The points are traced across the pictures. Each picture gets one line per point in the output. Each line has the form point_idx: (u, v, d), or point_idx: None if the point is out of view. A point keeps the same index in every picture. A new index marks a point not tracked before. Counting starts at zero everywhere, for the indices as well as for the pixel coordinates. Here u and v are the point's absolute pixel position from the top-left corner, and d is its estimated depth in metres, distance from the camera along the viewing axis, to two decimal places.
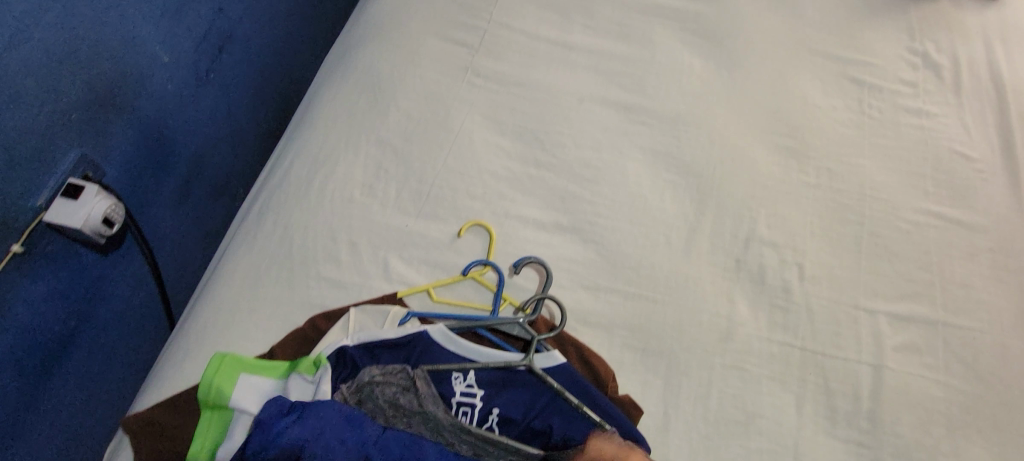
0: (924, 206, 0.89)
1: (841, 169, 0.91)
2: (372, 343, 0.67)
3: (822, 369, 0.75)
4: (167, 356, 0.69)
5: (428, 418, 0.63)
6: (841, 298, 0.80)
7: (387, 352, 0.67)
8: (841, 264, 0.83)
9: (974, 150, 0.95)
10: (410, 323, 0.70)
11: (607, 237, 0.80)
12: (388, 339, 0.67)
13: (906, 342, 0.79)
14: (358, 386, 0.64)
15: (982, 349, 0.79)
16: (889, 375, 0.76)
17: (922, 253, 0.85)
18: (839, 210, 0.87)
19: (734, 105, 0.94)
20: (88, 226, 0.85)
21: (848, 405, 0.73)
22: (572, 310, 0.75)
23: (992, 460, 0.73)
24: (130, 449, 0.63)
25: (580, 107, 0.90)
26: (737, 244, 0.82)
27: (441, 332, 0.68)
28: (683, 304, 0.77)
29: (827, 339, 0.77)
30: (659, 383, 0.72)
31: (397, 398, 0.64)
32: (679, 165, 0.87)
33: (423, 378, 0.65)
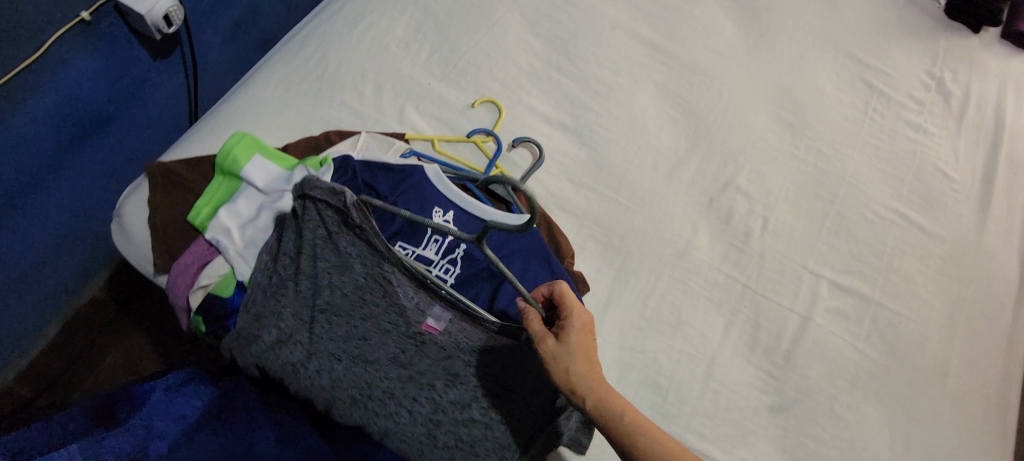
0: (895, 205, 0.96)
1: (830, 153, 0.98)
2: (374, 163, 0.75)
3: (757, 306, 0.84)
4: (194, 128, 0.77)
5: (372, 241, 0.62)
6: (793, 256, 0.88)
7: (384, 173, 0.75)
8: (803, 229, 0.90)
9: (957, 172, 1.01)
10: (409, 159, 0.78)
11: (602, 145, 0.88)
12: (387, 162, 0.75)
13: (839, 309, 0.86)
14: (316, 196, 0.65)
15: (905, 333, 0.87)
16: (813, 328, 0.84)
17: (878, 241, 0.92)
18: (816, 186, 0.94)
19: (751, 71, 1.00)
20: (151, 16, 0.93)
21: (769, 339, 0.82)
22: (553, 194, 0.83)
23: (881, 420, 0.81)
24: (148, 191, 0.71)
25: (610, 32, 0.97)
26: (715, 185, 0.90)
27: (434, 171, 0.76)
28: (651, 218, 0.85)
29: (768, 284, 0.85)
30: (610, 274, 0.81)
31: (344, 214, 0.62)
32: (684, 107, 0.94)
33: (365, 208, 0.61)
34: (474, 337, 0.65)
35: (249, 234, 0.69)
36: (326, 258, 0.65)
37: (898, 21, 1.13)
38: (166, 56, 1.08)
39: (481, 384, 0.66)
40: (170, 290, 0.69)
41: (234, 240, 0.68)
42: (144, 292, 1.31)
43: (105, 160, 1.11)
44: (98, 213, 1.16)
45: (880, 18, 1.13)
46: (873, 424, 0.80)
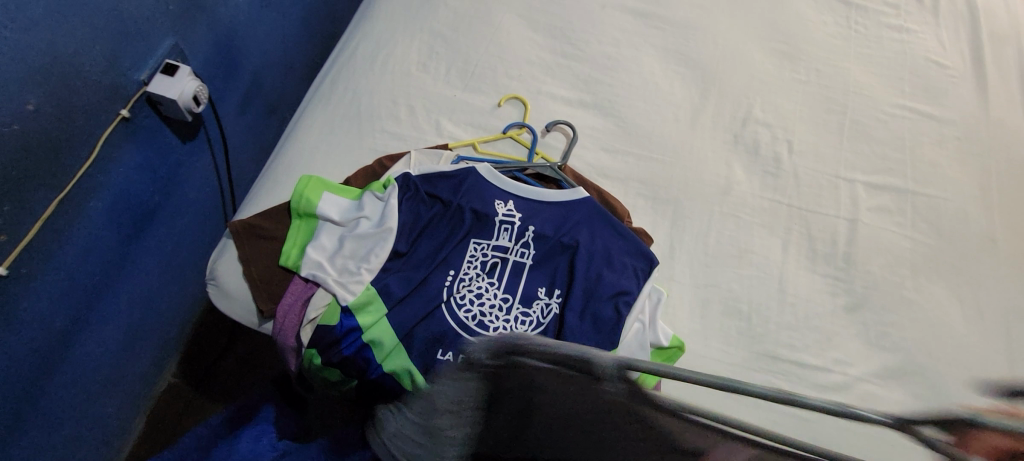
0: (901, 102, 1.02)
1: (829, 70, 1.04)
2: (430, 174, 0.81)
3: (806, 221, 0.89)
4: (259, 184, 0.82)
5: None
6: (824, 169, 0.94)
7: (441, 180, 0.80)
8: (825, 143, 0.96)
9: (947, 59, 1.08)
10: (459, 164, 0.84)
11: (624, 112, 0.94)
12: (443, 170, 0.81)
13: (879, 206, 0.92)
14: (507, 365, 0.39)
15: (946, 212, 0.92)
16: (862, 227, 0.89)
17: (897, 138, 0.98)
18: (825, 102, 1.00)
19: (736, 16, 1.07)
20: (182, 100, 0.99)
21: (826, 248, 0.87)
22: (594, 166, 0.89)
23: (951, 296, 0.85)
24: (235, 249, 0.76)
25: (601, 11, 1.04)
26: (736, 123, 0.96)
27: (486, 169, 0.82)
28: (687, 166, 0.91)
29: (811, 199, 0.91)
30: (666, 223, 0.86)
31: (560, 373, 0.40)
32: (687, 61, 1.01)
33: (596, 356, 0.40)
34: None
35: (340, 264, 0.74)
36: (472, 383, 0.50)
37: None
38: (193, 137, 1.14)
39: None
40: (279, 332, 0.74)
41: (329, 271, 0.73)
42: (216, 369, 1.34)
43: (159, 247, 1.15)
44: (158, 300, 1.20)
45: None
46: (943, 300, 0.85)
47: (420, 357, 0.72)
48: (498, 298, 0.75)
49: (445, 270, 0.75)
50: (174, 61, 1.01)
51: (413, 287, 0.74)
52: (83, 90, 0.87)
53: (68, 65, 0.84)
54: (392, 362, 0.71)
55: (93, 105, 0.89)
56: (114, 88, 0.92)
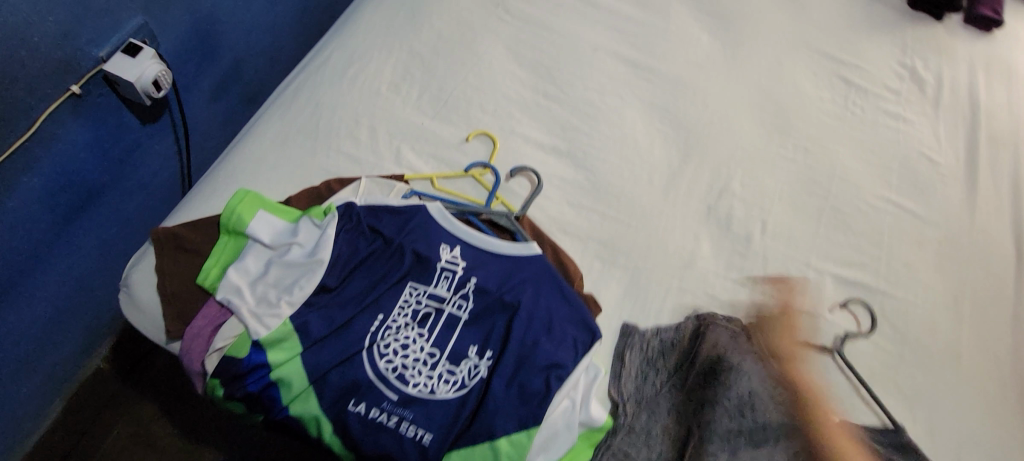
0: (886, 195, 0.98)
1: (818, 151, 1.00)
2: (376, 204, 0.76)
3: (767, 308, 0.85)
4: (195, 191, 0.77)
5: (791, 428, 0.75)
6: (795, 256, 0.89)
7: (387, 215, 0.75)
8: (801, 228, 0.92)
9: (940, 156, 1.04)
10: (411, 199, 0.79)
11: (597, 166, 0.90)
12: (390, 204, 0.76)
13: (845, 303, 0.87)
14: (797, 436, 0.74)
15: (913, 319, 0.88)
16: (824, 323, 0.85)
17: (875, 232, 0.94)
18: (808, 183, 0.96)
19: (731, 79, 1.03)
20: (140, 83, 0.93)
21: (783, 341, 0.83)
22: (555, 219, 0.84)
23: (903, 410, 0.81)
24: (153, 257, 0.72)
25: (592, 55, 0.99)
26: (711, 194, 0.92)
27: (438, 209, 0.77)
28: (653, 232, 0.86)
29: (776, 286, 0.86)
30: (619, 291, 0.82)
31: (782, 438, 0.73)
32: (672, 120, 0.97)
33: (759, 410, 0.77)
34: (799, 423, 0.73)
35: (260, 291, 0.69)
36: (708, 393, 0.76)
37: (865, 15, 1.17)
38: (155, 120, 1.09)
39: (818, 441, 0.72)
40: (184, 354, 0.68)
41: (246, 299, 0.68)
42: (148, 361, 1.28)
43: (99, 228, 1.09)
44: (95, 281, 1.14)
45: (846, 15, 1.16)
46: (896, 414, 0.81)
47: (330, 405, 0.67)
48: (423, 352, 0.70)
49: (373, 314, 0.70)
50: (139, 41, 0.95)
51: (335, 329, 0.69)
52: (25, 62, 0.82)
53: (12, 34, 0.79)
54: (299, 406, 0.66)
55: (37, 78, 0.84)
56: (66, 63, 0.87)
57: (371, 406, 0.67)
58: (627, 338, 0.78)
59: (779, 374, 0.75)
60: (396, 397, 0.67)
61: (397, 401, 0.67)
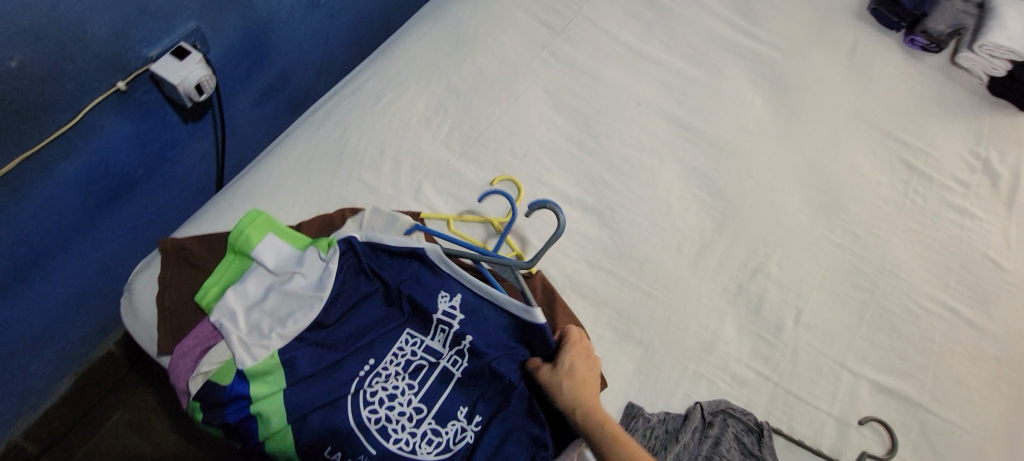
0: (941, 297, 0.89)
1: (869, 239, 0.92)
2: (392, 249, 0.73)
3: (790, 408, 0.77)
4: (212, 205, 0.77)
5: None
6: (830, 353, 0.81)
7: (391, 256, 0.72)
8: (840, 323, 0.84)
9: (1008, 262, 0.94)
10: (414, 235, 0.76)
11: (624, 227, 0.85)
12: (391, 244, 0.72)
13: (881, 415, 0.79)
14: None
15: (958, 445, 0.78)
16: (853, 434, 0.77)
17: (924, 338, 0.85)
18: (853, 273, 0.88)
19: (781, 151, 0.97)
20: (183, 86, 0.94)
21: (805, 448, 0.75)
22: (570, 278, 0.80)
23: None
24: (159, 266, 0.71)
25: (635, 109, 0.95)
26: (744, 272, 0.85)
27: (436, 252, 0.71)
28: (675, 307, 0.80)
29: (804, 385, 0.79)
30: (630, 367, 0.76)
31: None
32: (711, 187, 0.91)
33: None
34: None
35: (254, 318, 0.67)
36: None
37: (938, 95, 1.08)
38: (197, 118, 1.08)
39: None
40: (171, 371, 0.67)
41: (239, 324, 0.66)
42: None
43: (128, 221, 1.08)
44: None
45: (917, 94, 1.08)
46: None
47: (305, 449, 0.63)
48: (409, 406, 0.66)
49: (364, 357, 0.67)
50: (189, 45, 0.97)
51: (321, 368, 0.66)
52: (77, 57, 0.84)
53: (69, 29, 0.81)
54: (273, 446, 0.63)
55: (87, 73, 0.86)
56: (116, 60, 0.89)
57: (347, 456, 0.64)
58: (631, 420, 0.72)
59: (571, 378, 0.67)
60: (374, 451, 0.64)
61: (374, 455, 0.64)
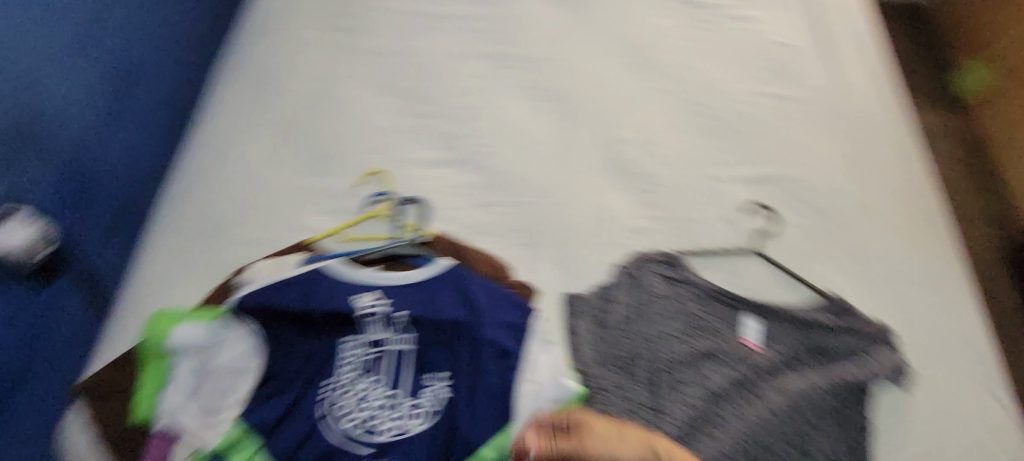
0: (759, 89, 1.03)
1: (688, 72, 1.04)
2: (311, 256, 0.78)
3: (689, 230, 0.88)
4: (109, 332, 0.76)
5: (755, 329, 0.80)
6: (698, 174, 0.93)
7: (288, 289, 0.72)
8: (696, 147, 0.96)
9: (793, 38, 1.10)
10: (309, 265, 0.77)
11: (490, 161, 0.91)
12: (283, 279, 0.73)
13: (757, 199, 0.92)
14: (755, 332, 0.80)
15: (818, 190, 0.94)
16: (744, 224, 0.89)
17: (760, 126, 0.99)
18: (688, 104, 1.00)
19: (586, 38, 1.07)
20: (19, 249, 0.81)
21: (714, 253, 0.87)
22: (467, 224, 0.86)
23: (840, 273, 0.86)
24: (85, 412, 0.70)
25: (451, 62, 1.02)
26: (604, 147, 0.95)
27: (340, 265, 0.75)
28: (563, 203, 0.88)
29: (691, 207, 0.90)
30: (552, 267, 0.84)
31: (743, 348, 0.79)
32: (545, 94, 1.00)
33: (722, 316, 0.81)
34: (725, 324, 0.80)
35: (202, 403, 0.68)
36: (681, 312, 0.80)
37: None
38: None
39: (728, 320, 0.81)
40: None
41: (190, 416, 0.67)
42: None
43: None
44: None
45: None
46: (834, 278, 0.86)
47: None
48: (382, 398, 0.70)
49: (320, 381, 0.69)
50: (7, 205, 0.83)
51: (286, 411, 0.67)
52: None
53: None
54: None
55: None
56: None
57: None
58: (573, 307, 0.80)
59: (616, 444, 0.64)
60: (370, 451, 0.66)
61: (372, 453, 0.66)
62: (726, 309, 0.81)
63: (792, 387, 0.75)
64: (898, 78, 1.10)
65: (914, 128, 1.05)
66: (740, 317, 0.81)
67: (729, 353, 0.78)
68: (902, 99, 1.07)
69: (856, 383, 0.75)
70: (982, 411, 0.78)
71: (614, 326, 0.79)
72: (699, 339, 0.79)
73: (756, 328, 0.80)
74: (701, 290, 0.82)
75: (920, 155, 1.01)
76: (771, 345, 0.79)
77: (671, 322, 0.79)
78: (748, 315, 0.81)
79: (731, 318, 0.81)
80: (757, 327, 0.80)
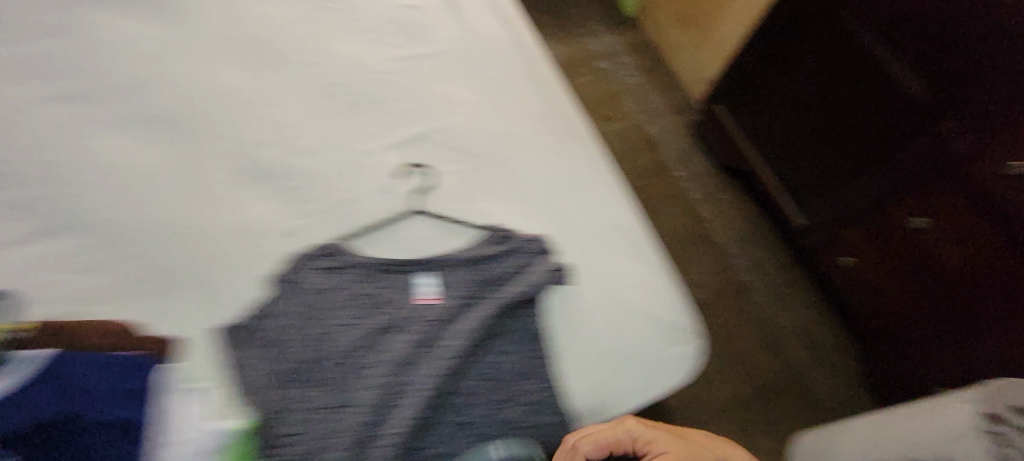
0: (393, 55, 1.05)
1: (317, 57, 1.02)
2: None
3: (345, 212, 0.87)
4: None
5: (430, 284, 0.81)
6: (345, 153, 0.92)
7: None
8: (339, 128, 0.94)
9: (417, 0, 1.14)
10: None
11: (95, 213, 0.79)
12: None
13: (409, 159, 0.93)
14: (432, 287, 0.81)
15: (466, 131, 0.97)
16: (399, 186, 0.90)
17: (400, 90, 1.01)
18: (322, 88, 0.98)
19: (199, 50, 0.98)
20: None
21: (375, 225, 0.85)
22: (74, 294, 0.72)
23: (499, 201, 0.91)
24: None
25: (24, 116, 0.85)
26: (238, 159, 0.89)
27: None
28: (198, 230, 0.81)
29: (342, 188, 0.89)
30: (196, 303, 0.75)
31: (423, 307, 0.79)
32: (158, 121, 0.89)
33: (396, 284, 0.81)
34: (401, 292, 0.80)
35: None
36: (352, 296, 0.78)
37: None
38: None
39: (403, 286, 0.81)
40: None
41: None
42: None
43: None
44: None
45: None
46: (494, 208, 0.90)
47: None
48: None
49: None
50: None
51: None
52: None
53: None
54: None
55: None
56: None
57: None
58: (226, 336, 0.71)
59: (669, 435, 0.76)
60: None
61: None
62: (400, 278, 0.81)
63: (470, 323, 0.78)
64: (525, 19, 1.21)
65: (547, 59, 1.16)
66: (414, 278, 0.81)
67: (408, 319, 0.78)
68: (532, 36, 1.18)
69: (522, 296, 0.80)
70: (639, 277, 0.89)
71: (276, 336, 0.72)
72: (375, 316, 0.77)
73: (432, 283, 0.81)
74: (368, 266, 0.81)
75: (554, 81, 1.13)
76: (449, 293, 0.81)
77: (342, 309, 0.76)
78: (421, 274, 0.82)
79: (406, 284, 0.81)
80: (433, 282, 0.81)
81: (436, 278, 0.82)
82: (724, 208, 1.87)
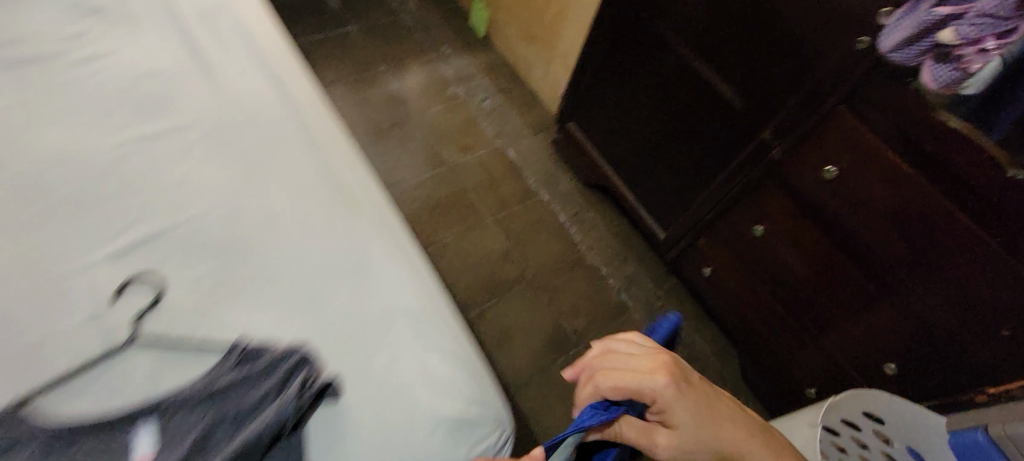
0: (120, 138, 0.86)
1: (10, 154, 0.81)
2: None
3: (33, 360, 0.67)
4: None
5: (142, 441, 0.63)
6: (41, 279, 0.73)
7: None
8: (33, 246, 0.75)
9: (158, 63, 0.95)
10: None
11: None
12: None
13: (130, 273, 0.75)
14: (143, 446, 0.63)
15: (210, 224, 0.81)
16: (117, 311, 0.72)
17: (125, 182, 0.83)
18: (13, 195, 0.78)
19: None
20: None
21: (75, 372, 0.67)
22: None
23: (252, 307, 0.76)
24: None
25: None
26: None
27: None
28: None
29: (32, 327, 0.69)
30: None
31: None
32: None
33: (88, 452, 0.62)
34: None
35: None
36: None
37: None
38: None
39: (102, 453, 0.62)
40: None
41: None
42: None
43: None
44: None
45: None
46: (244, 316, 0.75)
47: None
48: None
49: None
50: None
51: None
52: None
53: None
54: None
55: None
56: None
57: None
58: None
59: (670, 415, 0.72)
60: None
61: None
62: (98, 442, 0.62)
63: None
64: (302, 68, 1.07)
65: (330, 113, 1.03)
66: (117, 438, 0.63)
67: None
68: (310, 86, 1.03)
69: (260, 435, 0.64)
70: (431, 370, 0.76)
71: None
72: None
73: (145, 439, 0.63)
74: (43, 440, 0.61)
75: (339, 137, 0.99)
76: (166, 448, 0.63)
77: None
78: (129, 428, 0.63)
79: (105, 449, 0.62)
80: (146, 437, 0.63)
81: (152, 431, 0.64)
82: (596, 228, 1.80)
